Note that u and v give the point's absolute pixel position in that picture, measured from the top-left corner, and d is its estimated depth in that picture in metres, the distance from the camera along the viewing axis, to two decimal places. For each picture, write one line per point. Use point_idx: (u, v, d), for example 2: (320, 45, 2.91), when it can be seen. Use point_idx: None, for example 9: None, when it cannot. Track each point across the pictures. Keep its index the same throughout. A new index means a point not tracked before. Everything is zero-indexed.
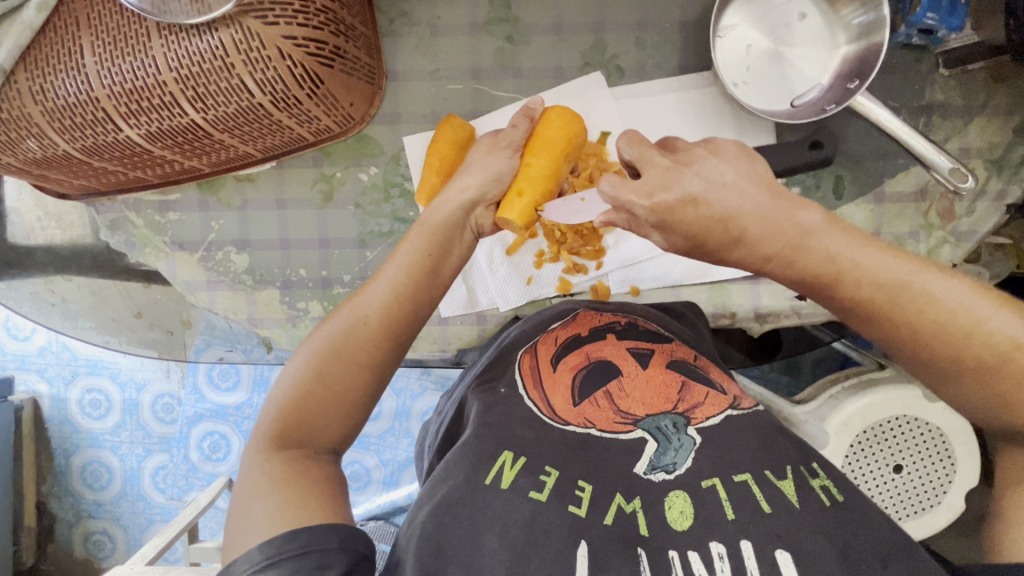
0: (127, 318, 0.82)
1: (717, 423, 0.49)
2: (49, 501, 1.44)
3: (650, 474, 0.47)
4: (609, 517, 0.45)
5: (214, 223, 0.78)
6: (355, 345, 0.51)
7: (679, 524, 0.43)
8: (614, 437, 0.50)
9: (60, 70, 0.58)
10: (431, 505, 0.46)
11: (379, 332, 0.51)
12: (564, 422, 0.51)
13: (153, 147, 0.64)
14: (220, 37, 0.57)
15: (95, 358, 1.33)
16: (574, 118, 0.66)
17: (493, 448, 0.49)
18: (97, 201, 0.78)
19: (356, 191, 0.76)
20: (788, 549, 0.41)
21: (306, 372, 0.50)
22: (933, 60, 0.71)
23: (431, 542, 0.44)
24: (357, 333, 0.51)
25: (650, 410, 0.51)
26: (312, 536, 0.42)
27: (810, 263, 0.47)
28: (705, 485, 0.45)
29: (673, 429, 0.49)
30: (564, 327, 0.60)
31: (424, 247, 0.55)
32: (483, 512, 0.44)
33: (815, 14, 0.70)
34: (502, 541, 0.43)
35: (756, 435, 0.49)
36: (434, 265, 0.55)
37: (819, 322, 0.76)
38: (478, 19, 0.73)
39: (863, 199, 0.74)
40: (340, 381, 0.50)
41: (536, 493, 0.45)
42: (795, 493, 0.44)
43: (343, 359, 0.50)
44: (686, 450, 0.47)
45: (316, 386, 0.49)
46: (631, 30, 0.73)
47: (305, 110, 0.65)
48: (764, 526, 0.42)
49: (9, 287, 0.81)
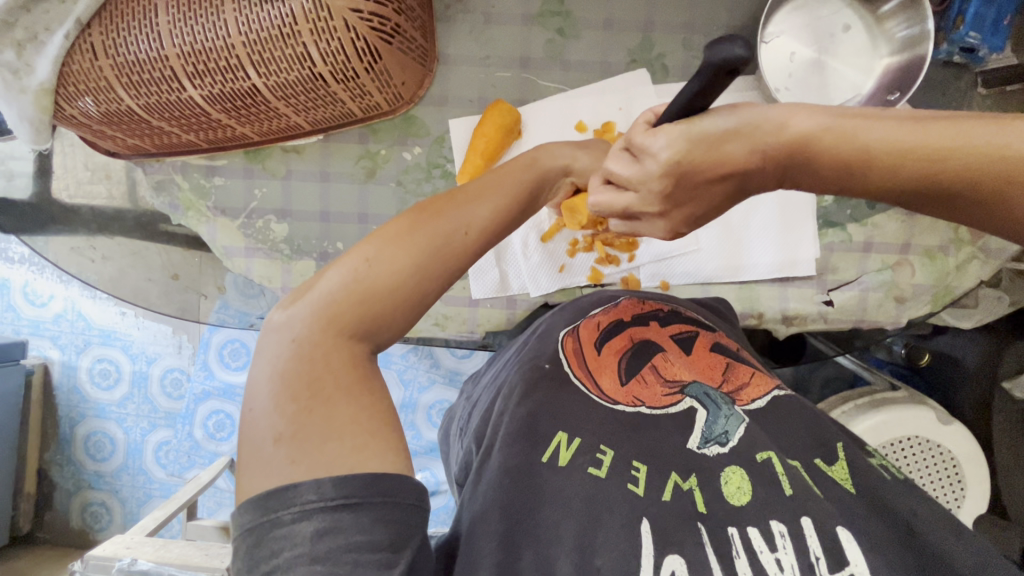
0: (163, 279, 0.84)
1: (762, 406, 0.51)
2: (50, 469, 1.45)
3: (704, 448, 0.47)
4: (666, 493, 0.44)
5: (257, 191, 0.79)
6: (450, 247, 0.44)
7: (736, 500, 0.44)
8: (666, 411, 0.51)
9: (132, 25, 0.60)
10: (489, 476, 0.46)
11: (473, 248, 0.46)
12: (614, 402, 0.52)
13: (212, 110, 0.66)
14: (290, 6, 0.59)
15: (110, 328, 1.34)
16: None
17: (547, 427, 0.49)
18: (146, 161, 0.80)
19: (399, 169, 0.78)
20: (847, 526, 0.41)
21: (389, 254, 0.41)
22: (972, 79, 0.73)
23: (496, 508, 0.44)
24: (459, 239, 0.44)
25: (698, 377, 0.53)
26: (398, 486, 0.37)
27: (815, 155, 0.37)
28: (760, 459, 0.46)
29: (721, 400, 0.51)
30: (605, 313, 0.61)
31: (518, 188, 0.51)
32: (546, 486, 0.45)
33: (859, 27, 0.72)
34: (567, 515, 0.43)
35: (804, 424, 0.50)
36: (523, 207, 0.52)
37: (843, 327, 0.78)
38: (531, 10, 0.75)
39: (897, 210, 0.75)
40: (430, 284, 0.43)
41: (595, 469, 0.46)
42: (847, 479, 0.46)
43: (442, 262, 0.43)
44: (736, 419, 0.49)
45: (406, 281, 0.42)
46: (680, 30, 0.75)
47: (360, 84, 0.67)
48: (822, 506, 0.43)
49: (49, 242, 0.83)
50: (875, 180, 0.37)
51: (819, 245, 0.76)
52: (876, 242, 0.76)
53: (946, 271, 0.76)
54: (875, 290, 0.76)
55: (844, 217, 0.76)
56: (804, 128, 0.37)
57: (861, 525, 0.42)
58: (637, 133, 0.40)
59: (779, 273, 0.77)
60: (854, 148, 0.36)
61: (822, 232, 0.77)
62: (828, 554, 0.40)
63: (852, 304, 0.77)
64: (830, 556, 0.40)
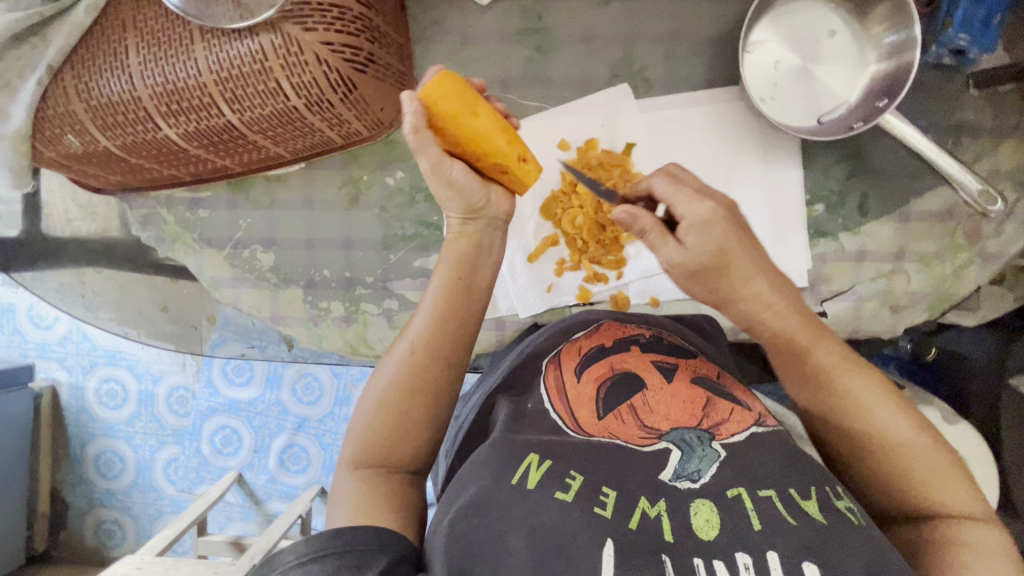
0: (153, 311, 0.84)
1: (741, 440, 0.49)
2: (60, 490, 1.41)
3: (675, 482, 0.46)
4: (633, 521, 0.44)
5: (242, 221, 0.79)
6: (410, 374, 0.55)
7: (704, 533, 0.43)
8: (642, 451, 0.49)
9: (106, 69, 0.61)
10: (459, 504, 0.47)
11: (430, 358, 0.56)
12: (589, 435, 0.51)
13: (189, 147, 0.67)
14: (259, 42, 0.59)
15: (113, 349, 1.30)
16: (450, 85, 0.54)
17: (519, 450, 0.49)
18: (131, 196, 0.80)
19: (382, 194, 0.78)
20: (815, 563, 0.40)
21: (368, 405, 0.55)
22: (963, 80, 0.71)
23: (460, 539, 0.44)
24: (406, 362, 0.56)
25: (675, 424, 0.51)
26: (354, 537, 0.45)
27: None
28: (730, 496, 0.45)
29: (696, 441, 0.49)
30: (588, 337, 0.61)
31: (451, 272, 0.58)
32: (513, 511, 0.44)
33: (846, 32, 0.70)
34: (530, 539, 0.42)
35: (782, 453, 0.48)
36: (472, 286, 0.58)
37: (839, 339, 0.76)
38: (508, 28, 0.74)
39: (889, 217, 0.73)
40: (399, 407, 0.54)
41: (561, 493, 0.45)
42: (818, 510, 0.44)
43: (399, 389, 0.55)
44: (710, 460, 0.47)
45: (381, 416, 0.55)
46: (660, 42, 0.74)
47: (337, 113, 0.66)
48: (789, 538, 0.41)
49: (41, 276, 0.84)
50: None
51: (811, 255, 0.74)
52: (870, 250, 0.74)
53: (942, 279, 0.73)
54: (870, 300, 0.74)
55: (836, 226, 0.74)
56: None
57: (828, 555, 0.41)
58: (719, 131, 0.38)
59: None
60: None
61: (814, 242, 0.75)
62: None
63: (847, 315, 0.75)
64: None
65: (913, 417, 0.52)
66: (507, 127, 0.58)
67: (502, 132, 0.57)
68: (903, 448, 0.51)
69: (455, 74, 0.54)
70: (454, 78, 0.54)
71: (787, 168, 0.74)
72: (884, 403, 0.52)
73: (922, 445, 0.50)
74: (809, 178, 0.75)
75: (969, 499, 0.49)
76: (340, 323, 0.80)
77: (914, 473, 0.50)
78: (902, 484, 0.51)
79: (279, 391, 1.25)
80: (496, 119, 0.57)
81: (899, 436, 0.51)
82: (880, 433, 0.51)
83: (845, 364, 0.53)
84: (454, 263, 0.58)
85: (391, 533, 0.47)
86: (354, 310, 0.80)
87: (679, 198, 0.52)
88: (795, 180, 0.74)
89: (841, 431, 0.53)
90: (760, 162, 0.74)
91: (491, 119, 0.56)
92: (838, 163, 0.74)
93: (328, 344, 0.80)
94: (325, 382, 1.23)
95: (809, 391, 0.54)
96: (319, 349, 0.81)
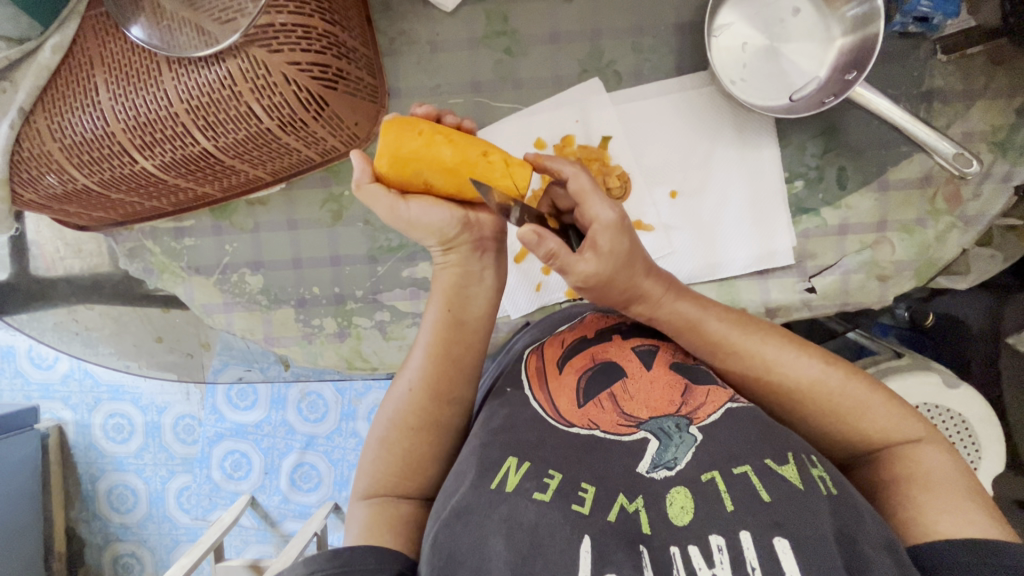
0: (148, 342, 0.84)
1: (717, 419, 0.50)
2: (77, 526, 1.38)
3: (652, 473, 0.47)
4: (612, 514, 0.45)
5: (228, 246, 0.80)
6: (414, 408, 0.57)
7: (680, 520, 0.43)
8: (619, 439, 0.50)
9: (76, 107, 0.62)
10: (444, 514, 0.47)
11: (429, 399, 0.58)
12: (569, 424, 0.52)
13: (168, 177, 0.67)
14: (227, 68, 0.60)
15: (117, 383, 1.30)
16: (396, 144, 0.52)
17: (499, 453, 0.49)
18: (115, 231, 0.80)
19: (364, 208, 0.78)
20: (786, 537, 0.41)
21: (375, 445, 0.58)
22: (931, 47, 0.71)
23: (443, 549, 0.45)
24: (407, 398, 0.58)
25: (654, 413, 0.51)
26: (351, 557, 0.47)
27: (712, 331, 0.56)
28: (704, 480, 0.45)
29: (674, 428, 0.49)
30: (571, 330, 0.62)
31: (443, 304, 0.59)
32: (490, 515, 0.45)
33: (809, 8, 0.70)
34: (508, 543, 0.43)
35: (756, 428, 0.49)
36: (455, 318, 0.59)
37: (831, 314, 0.76)
38: (475, 33, 0.75)
39: (868, 188, 0.74)
40: (404, 437, 0.57)
41: (539, 493, 0.45)
42: (797, 475, 0.45)
43: (400, 423, 0.57)
44: (686, 446, 0.48)
45: (385, 445, 0.57)
46: (628, 35, 0.74)
47: (310, 132, 0.66)
48: (763, 515, 0.42)
49: (33, 318, 0.84)
50: (743, 358, 0.56)
51: (794, 232, 0.75)
52: (852, 223, 0.74)
53: (926, 244, 0.73)
54: (856, 272, 0.74)
55: (816, 202, 0.75)
56: (716, 330, 0.56)
57: (803, 531, 0.41)
58: (602, 237, 0.51)
59: (758, 265, 0.75)
60: (745, 353, 0.56)
61: (795, 219, 0.75)
62: (766, 569, 0.40)
63: (835, 289, 0.75)
64: (765, 566, 0.40)
65: (817, 353, 0.56)
66: (461, 160, 0.55)
67: (459, 159, 0.55)
68: (819, 388, 0.54)
69: (407, 119, 0.54)
70: (388, 132, 0.52)
71: (763, 147, 0.74)
72: (784, 346, 0.56)
73: (835, 372, 0.54)
74: (786, 157, 0.75)
75: (897, 418, 0.53)
76: (334, 339, 0.80)
77: (835, 407, 0.54)
78: (827, 422, 0.54)
79: (284, 411, 1.25)
80: (443, 153, 0.54)
81: (812, 377, 0.54)
82: (791, 381, 0.55)
83: (739, 328, 0.57)
84: (445, 295, 0.59)
85: (384, 551, 0.48)
86: (346, 324, 0.80)
87: (592, 200, 0.52)
88: (772, 160, 0.74)
89: (760, 388, 0.56)
90: (736, 144, 0.75)
91: (432, 166, 0.54)
92: (813, 139, 0.74)
93: (323, 361, 0.80)
94: (329, 399, 1.24)
95: (714, 356, 0.57)
96: (315, 367, 0.82)
